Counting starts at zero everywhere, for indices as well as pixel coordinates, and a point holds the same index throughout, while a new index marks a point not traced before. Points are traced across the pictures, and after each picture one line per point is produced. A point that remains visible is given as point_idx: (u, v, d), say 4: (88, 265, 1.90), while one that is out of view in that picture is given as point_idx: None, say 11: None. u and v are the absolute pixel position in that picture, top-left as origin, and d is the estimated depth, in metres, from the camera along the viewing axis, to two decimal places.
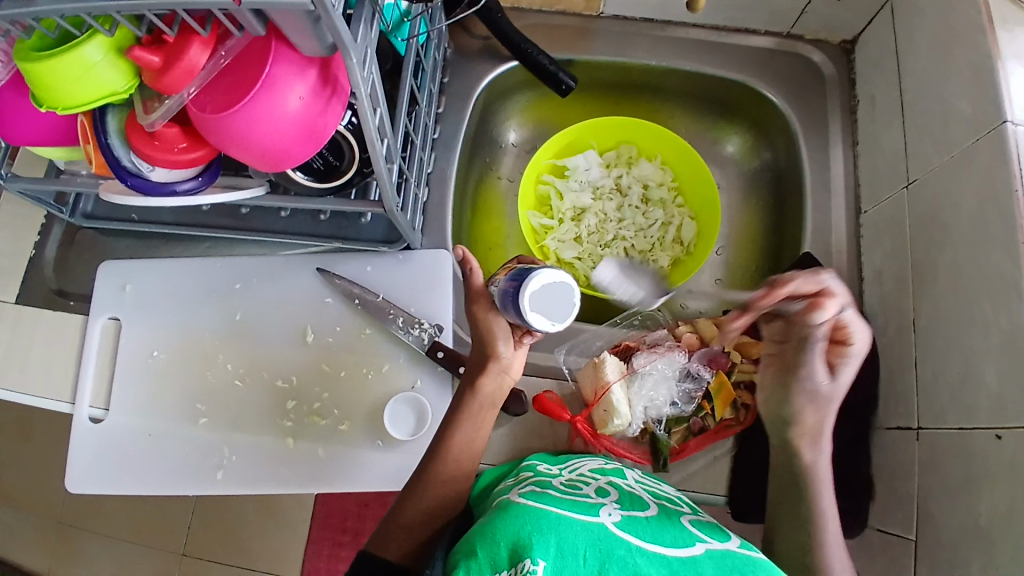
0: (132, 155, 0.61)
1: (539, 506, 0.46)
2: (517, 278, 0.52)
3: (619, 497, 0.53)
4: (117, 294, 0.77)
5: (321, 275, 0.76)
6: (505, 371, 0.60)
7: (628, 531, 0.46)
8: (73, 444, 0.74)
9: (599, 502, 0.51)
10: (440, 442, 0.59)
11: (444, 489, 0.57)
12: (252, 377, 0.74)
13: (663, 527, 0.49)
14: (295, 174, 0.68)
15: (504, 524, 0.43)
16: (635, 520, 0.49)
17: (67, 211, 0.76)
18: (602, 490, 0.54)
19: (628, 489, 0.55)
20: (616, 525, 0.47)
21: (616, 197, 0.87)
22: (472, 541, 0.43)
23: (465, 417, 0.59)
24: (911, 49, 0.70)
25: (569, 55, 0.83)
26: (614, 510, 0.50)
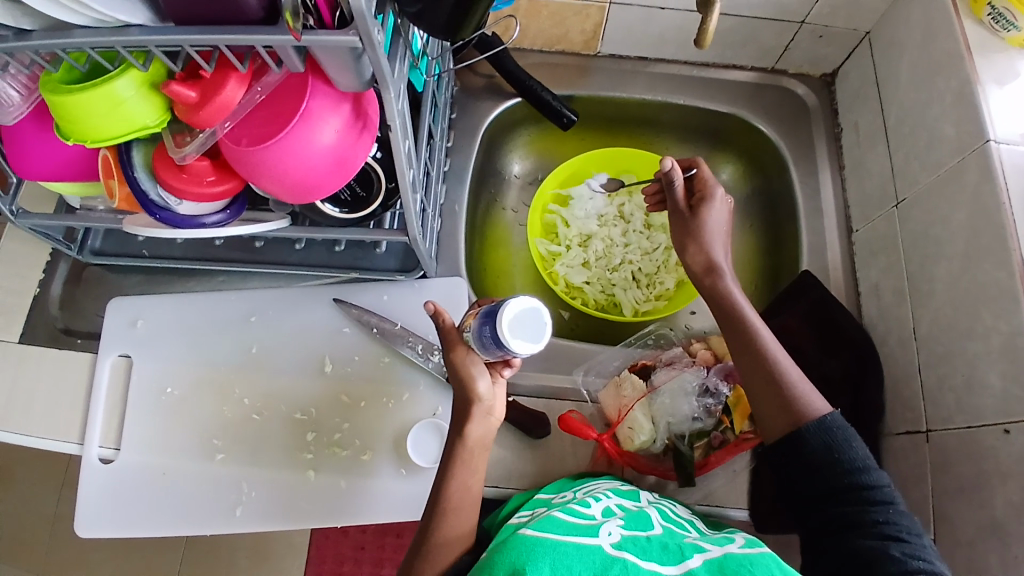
0: (159, 189, 0.61)
1: (540, 534, 0.50)
2: (490, 319, 0.54)
3: (625, 516, 0.56)
4: (127, 330, 0.75)
5: (337, 305, 0.76)
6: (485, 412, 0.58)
7: (626, 550, 0.50)
8: (82, 487, 0.71)
9: (604, 521, 0.54)
10: (467, 461, 0.58)
11: (461, 510, 0.58)
12: (269, 410, 0.73)
13: (661, 545, 0.52)
14: (324, 207, 0.68)
15: (503, 554, 0.47)
16: (635, 539, 0.52)
17: (75, 248, 0.76)
18: (609, 510, 0.57)
19: (634, 510, 0.58)
20: (614, 545, 0.51)
21: (620, 223, 0.90)
22: (480, 566, 0.48)
23: (458, 463, 0.58)
24: (892, 81, 0.76)
25: (570, 90, 0.88)
26: (616, 528, 0.53)
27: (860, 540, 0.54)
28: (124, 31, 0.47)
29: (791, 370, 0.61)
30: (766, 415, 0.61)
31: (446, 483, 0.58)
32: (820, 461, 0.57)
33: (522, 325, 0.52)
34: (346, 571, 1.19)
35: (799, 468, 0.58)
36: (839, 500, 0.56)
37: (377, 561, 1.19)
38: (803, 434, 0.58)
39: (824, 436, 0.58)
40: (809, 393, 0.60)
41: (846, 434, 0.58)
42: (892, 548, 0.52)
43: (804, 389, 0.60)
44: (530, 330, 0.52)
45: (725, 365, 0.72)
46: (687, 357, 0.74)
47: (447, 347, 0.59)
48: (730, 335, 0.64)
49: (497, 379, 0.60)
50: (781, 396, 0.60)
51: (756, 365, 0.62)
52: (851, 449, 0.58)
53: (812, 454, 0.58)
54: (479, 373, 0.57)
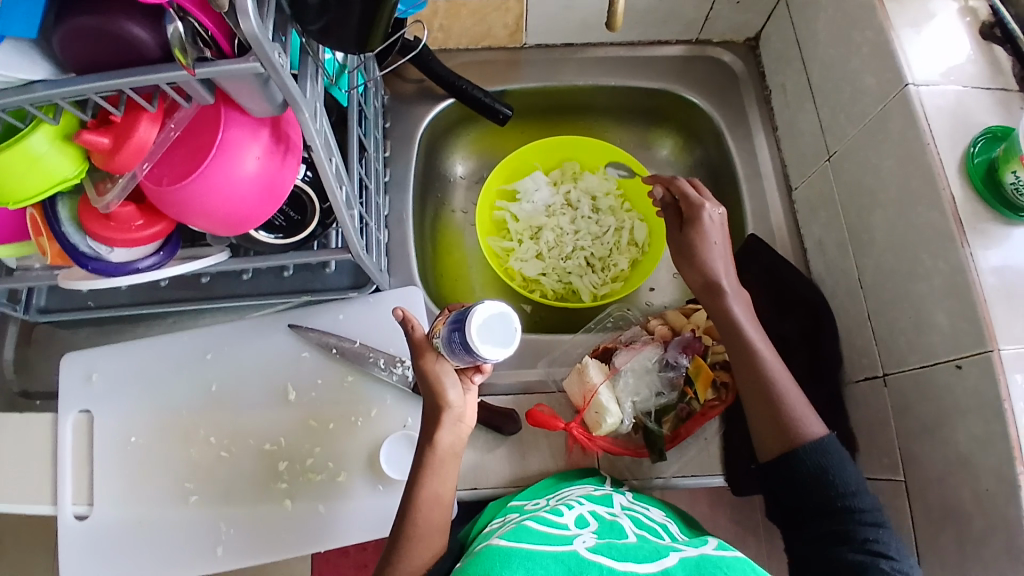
0: (89, 240, 0.61)
1: (513, 543, 0.49)
2: (459, 322, 0.53)
3: (599, 525, 0.56)
4: (83, 386, 0.74)
5: (293, 331, 0.75)
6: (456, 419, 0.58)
7: (602, 554, 0.50)
8: (60, 549, 0.70)
9: (577, 531, 0.54)
10: (438, 469, 0.58)
11: (430, 509, 0.58)
12: (238, 446, 0.72)
13: (638, 548, 0.52)
14: (258, 235, 0.67)
15: (476, 564, 0.47)
16: (611, 545, 0.52)
17: (21, 308, 0.73)
18: (582, 518, 0.56)
19: (610, 518, 0.58)
20: (589, 550, 0.50)
21: (568, 211, 0.90)
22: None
23: (427, 474, 0.58)
24: (811, 38, 0.77)
25: (501, 86, 0.88)
26: (591, 537, 0.53)
27: (847, 554, 0.55)
28: (28, 89, 0.46)
29: (783, 388, 0.62)
30: (763, 430, 0.62)
31: (422, 491, 0.58)
32: (813, 483, 0.59)
33: (490, 331, 0.51)
34: None
35: (792, 488, 0.60)
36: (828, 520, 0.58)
37: None
38: (795, 452, 0.60)
39: (819, 456, 0.59)
40: (802, 411, 0.61)
41: (835, 452, 0.60)
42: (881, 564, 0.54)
43: (794, 404, 0.61)
44: (499, 336, 0.52)
45: (683, 337, 0.73)
46: (646, 335, 0.75)
47: (416, 353, 0.59)
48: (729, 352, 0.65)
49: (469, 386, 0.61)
50: (776, 418, 0.61)
51: (755, 385, 0.63)
52: (840, 468, 0.59)
53: (805, 475, 0.59)
54: (449, 385, 0.58)
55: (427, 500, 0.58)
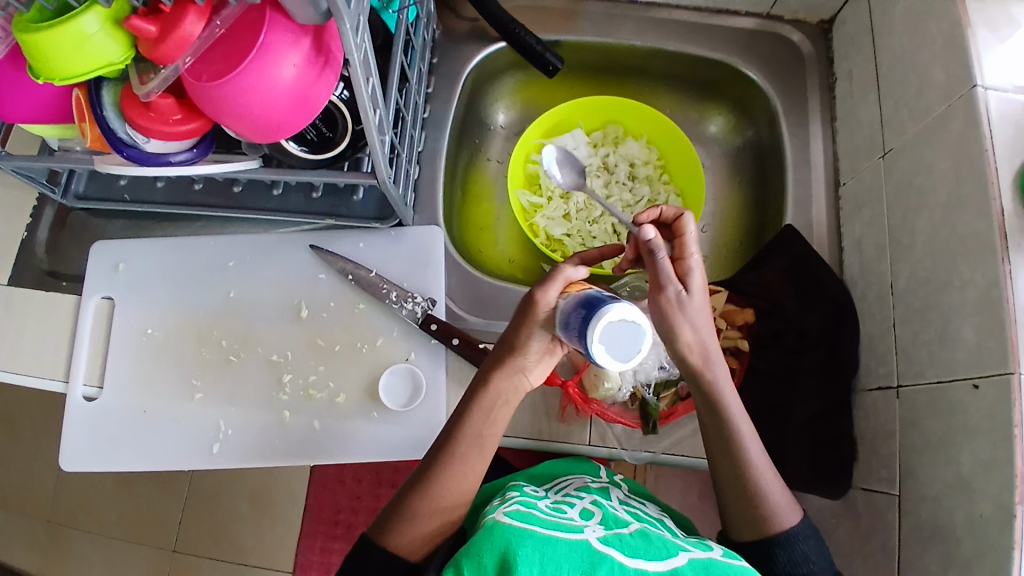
0: (127, 127, 0.61)
1: (524, 525, 0.49)
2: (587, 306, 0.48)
3: (603, 517, 0.55)
4: (110, 274, 0.77)
5: (314, 252, 0.76)
6: (520, 369, 0.56)
7: (612, 547, 0.49)
8: (68, 423, 0.74)
9: (584, 523, 0.53)
10: (490, 413, 0.57)
11: (470, 451, 0.57)
12: (247, 352, 0.74)
13: (646, 542, 0.51)
14: (289, 145, 0.68)
15: (488, 540, 0.47)
16: (619, 537, 0.51)
17: (59, 192, 0.76)
18: (587, 512, 0.56)
19: (613, 511, 0.58)
20: (599, 541, 0.50)
21: (603, 174, 0.89)
22: (463, 554, 0.48)
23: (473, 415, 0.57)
24: (887, 25, 0.73)
25: (555, 36, 0.85)
26: (598, 529, 0.52)
27: None
28: None
29: (769, 483, 0.58)
30: (740, 522, 0.58)
31: (466, 430, 0.57)
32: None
33: (619, 334, 0.46)
34: (342, 517, 1.32)
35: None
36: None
37: (371, 510, 1.31)
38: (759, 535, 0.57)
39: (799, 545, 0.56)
40: (782, 500, 0.58)
41: (801, 543, 0.56)
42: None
43: (771, 493, 0.58)
44: (621, 344, 0.46)
45: None
46: None
47: (527, 305, 0.54)
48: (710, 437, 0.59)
49: (550, 358, 0.58)
50: (756, 504, 0.57)
51: (735, 476, 0.58)
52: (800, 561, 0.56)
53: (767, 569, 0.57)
54: (535, 337, 0.55)
55: (470, 443, 0.57)
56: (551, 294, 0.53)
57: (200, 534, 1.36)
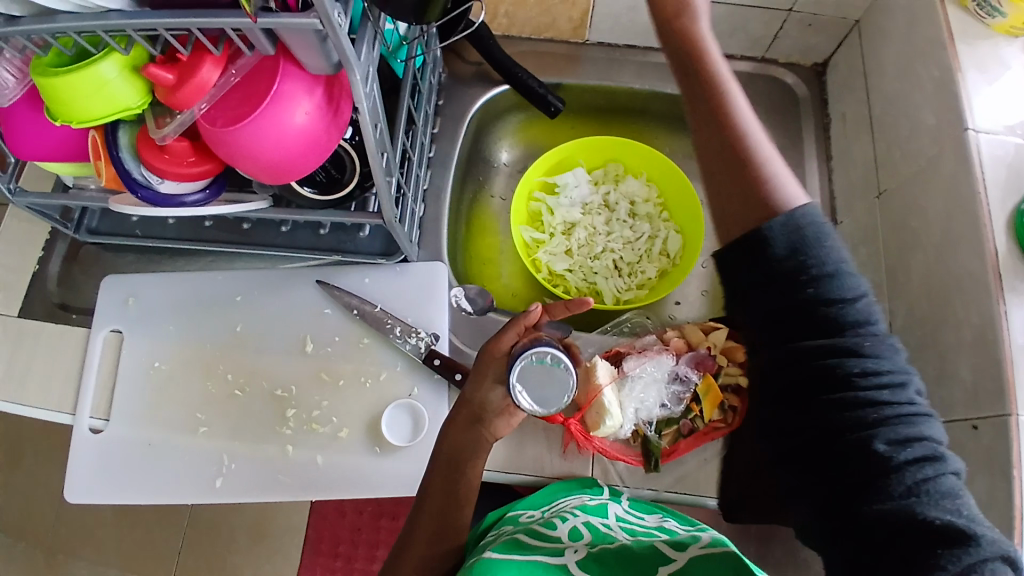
0: (142, 168, 0.63)
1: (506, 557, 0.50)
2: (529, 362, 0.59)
3: (591, 536, 0.57)
4: (120, 309, 0.77)
5: (321, 287, 0.78)
6: (479, 421, 0.61)
7: (592, 570, 0.51)
8: (72, 456, 0.73)
9: (570, 543, 0.55)
10: (457, 464, 0.61)
11: (448, 505, 0.60)
12: (252, 386, 0.74)
13: (627, 561, 0.52)
14: (301, 188, 0.70)
15: None
16: (602, 554, 0.53)
17: (72, 227, 0.78)
18: (575, 531, 0.57)
19: (605, 529, 0.58)
20: (580, 564, 0.51)
21: (604, 212, 0.90)
22: None
23: (444, 468, 0.61)
24: (878, 71, 0.76)
25: (557, 77, 0.88)
26: (582, 547, 0.54)
27: (867, 506, 0.41)
28: (104, 16, 0.48)
29: (758, 143, 0.51)
30: (724, 215, 0.51)
31: (438, 482, 0.61)
32: (831, 384, 0.44)
33: (553, 383, 0.60)
34: (342, 551, 1.31)
35: (793, 403, 0.46)
36: (857, 460, 0.42)
37: (372, 540, 1.30)
38: (815, 383, 0.45)
39: (836, 396, 0.44)
40: (781, 179, 0.50)
41: (879, 345, 0.44)
42: (877, 436, 0.42)
43: (769, 172, 0.50)
44: (548, 394, 0.60)
45: (697, 353, 0.72)
46: (660, 345, 0.73)
47: (485, 356, 0.63)
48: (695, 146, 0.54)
49: (509, 416, 0.62)
50: (739, 187, 0.50)
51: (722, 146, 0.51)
52: (853, 296, 0.45)
53: (830, 352, 0.44)
54: (490, 389, 0.62)
55: (442, 491, 0.60)
56: (501, 342, 0.62)
57: (198, 566, 1.35)
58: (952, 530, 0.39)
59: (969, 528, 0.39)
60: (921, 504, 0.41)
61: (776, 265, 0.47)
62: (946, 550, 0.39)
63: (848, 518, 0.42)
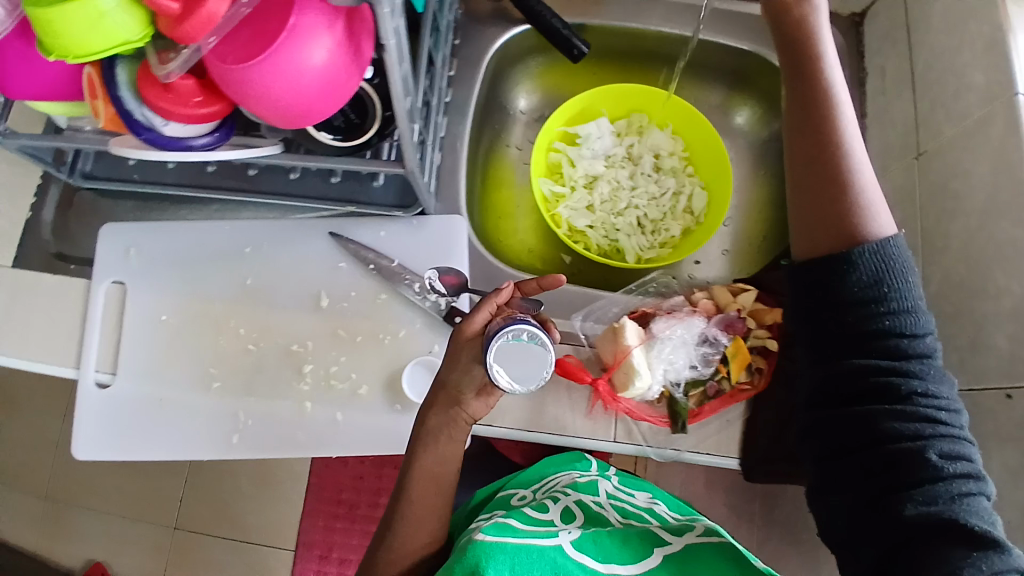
0: (144, 108, 0.58)
1: (500, 538, 0.55)
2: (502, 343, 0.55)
3: (583, 520, 0.64)
4: (121, 260, 0.73)
5: (334, 240, 0.74)
6: (456, 404, 0.58)
7: (585, 553, 0.56)
8: (80, 411, 0.70)
9: (563, 526, 0.62)
10: (439, 450, 0.59)
11: (427, 489, 0.59)
12: (266, 341, 0.71)
13: (616, 544, 0.59)
14: (319, 134, 0.66)
15: (465, 554, 0.53)
16: (592, 536, 0.59)
17: (66, 171, 0.74)
18: (568, 515, 0.65)
19: (594, 513, 0.67)
20: (572, 544, 0.57)
21: (628, 165, 0.87)
22: (447, 565, 0.53)
23: (428, 448, 0.59)
24: (923, 25, 0.73)
25: (582, 19, 0.83)
26: (574, 531, 0.61)
27: (904, 509, 0.49)
28: None
29: (859, 165, 0.58)
30: (807, 233, 0.59)
31: (421, 468, 0.59)
32: (887, 399, 0.52)
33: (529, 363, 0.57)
34: (345, 497, 1.33)
35: (844, 415, 0.54)
36: (902, 467, 0.50)
37: (375, 489, 1.32)
38: (874, 397, 0.53)
39: (887, 413, 0.52)
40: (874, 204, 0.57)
41: (937, 374, 0.53)
42: (928, 449, 0.50)
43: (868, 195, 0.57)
44: (529, 371, 0.57)
45: (725, 315, 0.71)
46: (688, 307, 0.71)
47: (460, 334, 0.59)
48: (791, 143, 0.61)
49: (487, 398, 0.58)
50: (834, 207, 0.57)
51: (818, 153, 0.59)
52: (921, 331, 0.54)
53: (890, 373, 0.52)
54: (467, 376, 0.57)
55: (426, 480, 0.59)
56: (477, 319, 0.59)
57: (202, 512, 1.36)
58: (985, 535, 0.46)
59: (1001, 538, 0.47)
60: (963, 513, 0.48)
61: (854, 291, 0.54)
62: (980, 551, 0.46)
63: (885, 517, 0.50)
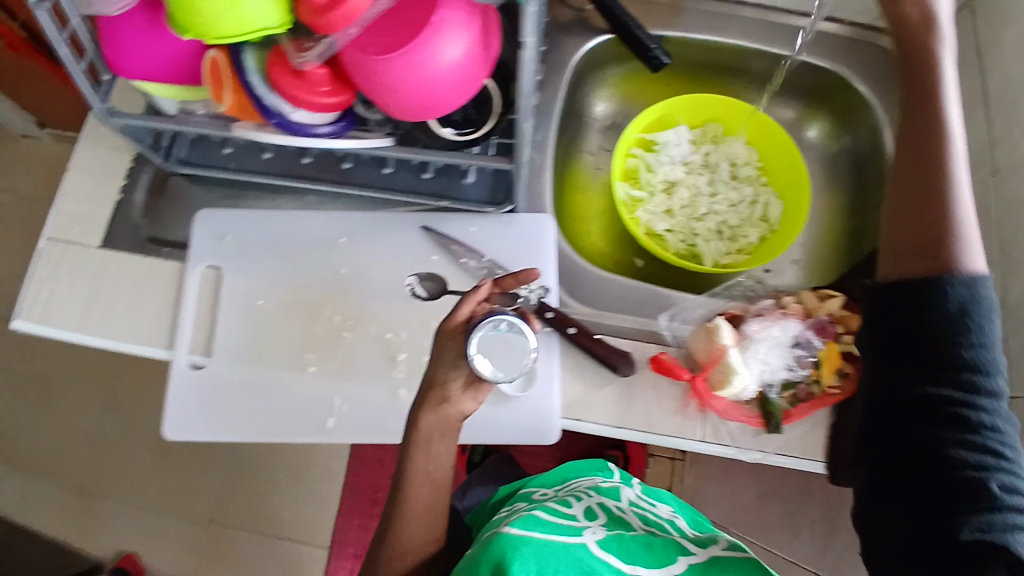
0: (273, 95, 0.59)
1: (525, 533, 0.57)
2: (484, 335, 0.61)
3: (606, 519, 0.66)
4: (215, 244, 0.74)
5: (427, 234, 0.75)
6: (445, 402, 0.61)
7: (610, 553, 0.59)
8: (174, 389, 0.71)
9: (587, 523, 0.64)
10: (431, 451, 0.62)
11: (420, 484, 0.62)
12: (361, 328, 0.72)
13: (640, 548, 0.61)
14: (442, 129, 0.68)
15: (491, 547, 0.55)
16: (616, 538, 0.61)
17: (162, 155, 0.74)
18: (591, 513, 0.67)
19: (616, 514, 0.69)
20: (598, 544, 0.59)
21: (706, 172, 0.89)
22: (472, 557, 0.55)
23: (416, 449, 0.61)
24: (995, 47, 0.75)
25: (663, 30, 0.85)
26: (600, 530, 0.63)
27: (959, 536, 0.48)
28: None
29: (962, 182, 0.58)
30: (898, 241, 0.58)
31: (414, 465, 0.62)
32: (960, 421, 0.51)
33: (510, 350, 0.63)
34: (382, 497, 1.31)
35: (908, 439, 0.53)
36: (962, 495, 0.49)
37: None
38: (942, 424, 0.52)
39: (953, 442, 0.51)
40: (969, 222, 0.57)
41: (1005, 413, 0.52)
42: (990, 482, 0.49)
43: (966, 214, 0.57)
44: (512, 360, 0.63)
45: (816, 320, 0.72)
46: (778, 308, 0.73)
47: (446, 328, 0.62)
48: (903, 146, 0.61)
49: (477, 392, 0.61)
50: (932, 220, 0.57)
51: (924, 163, 0.59)
52: (998, 365, 0.53)
53: (963, 403, 0.52)
54: (450, 369, 0.61)
55: (420, 479, 0.62)
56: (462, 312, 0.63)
57: (234, 510, 1.34)
58: None
59: None
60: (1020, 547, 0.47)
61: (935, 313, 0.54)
62: None
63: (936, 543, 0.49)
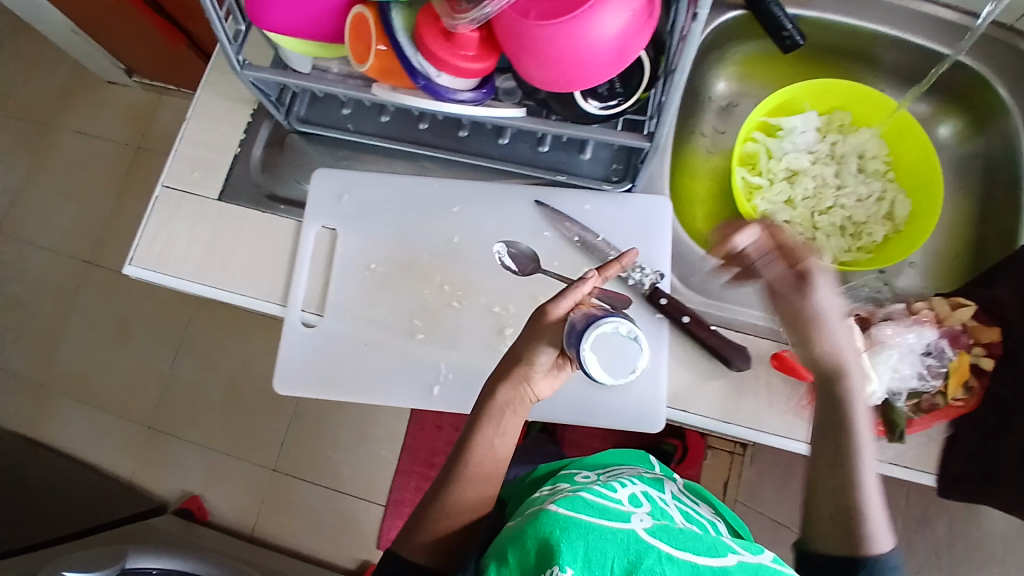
0: (419, 57, 0.57)
1: (572, 513, 0.51)
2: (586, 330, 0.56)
3: (651, 508, 0.58)
4: (334, 205, 0.74)
5: (540, 208, 0.73)
6: (524, 381, 0.61)
7: (658, 539, 0.50)
8: (286, 342, 0.72)
9: (632, 509, 0.55)
10: (500, 424, 0.61)
11: (483, 458, 0.61)
12: (469, 299, 0.71)
13: (696, 539, 0.52)
14: (588, 103, 0.64)
15: (535, 524, 0.50)
16: (667, 527, 0.53)
17: (285, 113, 0.74)
18: (636, 499, 0.58)
19: (661, 504, 0.60)
20: (647, 531, 0.51)
21: (831, 163, 0.84)
22: (514, 533, 0.50)
23: (483, 422, 0.61)
24: None
25: (800, 9, 0.80)
26: (646, 517, 0.54)
27: None
28: None
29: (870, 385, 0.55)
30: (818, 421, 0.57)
31: (476, 440, 0.60)
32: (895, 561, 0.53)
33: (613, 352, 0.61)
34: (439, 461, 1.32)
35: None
36: None
37: None
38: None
39: None
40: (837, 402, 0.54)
41: None
42: None
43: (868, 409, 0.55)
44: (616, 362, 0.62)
45: (950, 329, 0.68)
46: (908, 314, 0.69)
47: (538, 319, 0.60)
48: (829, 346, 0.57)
49: (554, 376, 0.62)
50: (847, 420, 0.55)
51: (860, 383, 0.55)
52: None
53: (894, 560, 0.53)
54: (540, 350, 0.60)
55: (482, 450, 0.60)
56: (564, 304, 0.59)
57: (299, 460, 1.38)
58: None
59: None
60: None
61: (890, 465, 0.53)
62: None
63: None
